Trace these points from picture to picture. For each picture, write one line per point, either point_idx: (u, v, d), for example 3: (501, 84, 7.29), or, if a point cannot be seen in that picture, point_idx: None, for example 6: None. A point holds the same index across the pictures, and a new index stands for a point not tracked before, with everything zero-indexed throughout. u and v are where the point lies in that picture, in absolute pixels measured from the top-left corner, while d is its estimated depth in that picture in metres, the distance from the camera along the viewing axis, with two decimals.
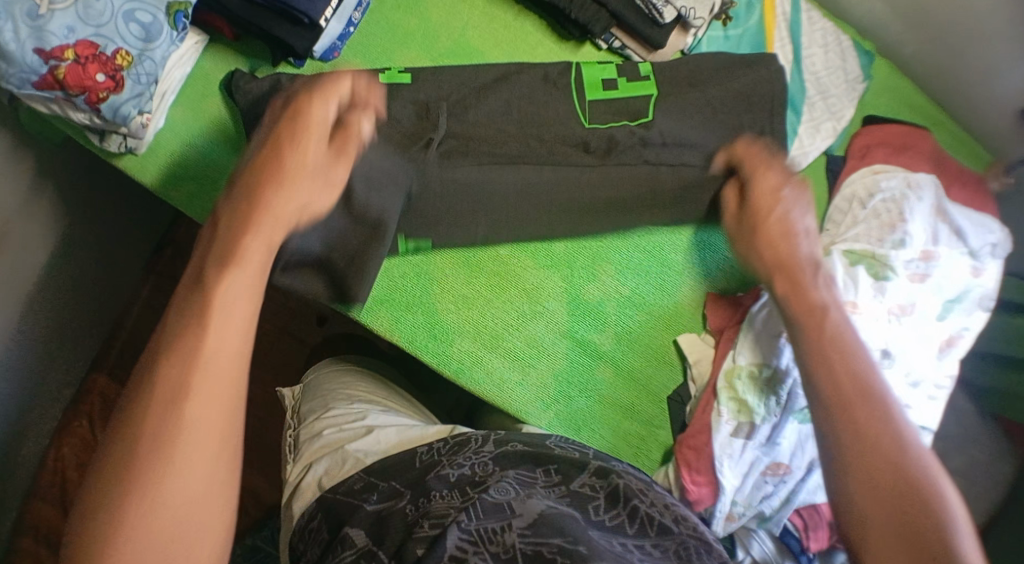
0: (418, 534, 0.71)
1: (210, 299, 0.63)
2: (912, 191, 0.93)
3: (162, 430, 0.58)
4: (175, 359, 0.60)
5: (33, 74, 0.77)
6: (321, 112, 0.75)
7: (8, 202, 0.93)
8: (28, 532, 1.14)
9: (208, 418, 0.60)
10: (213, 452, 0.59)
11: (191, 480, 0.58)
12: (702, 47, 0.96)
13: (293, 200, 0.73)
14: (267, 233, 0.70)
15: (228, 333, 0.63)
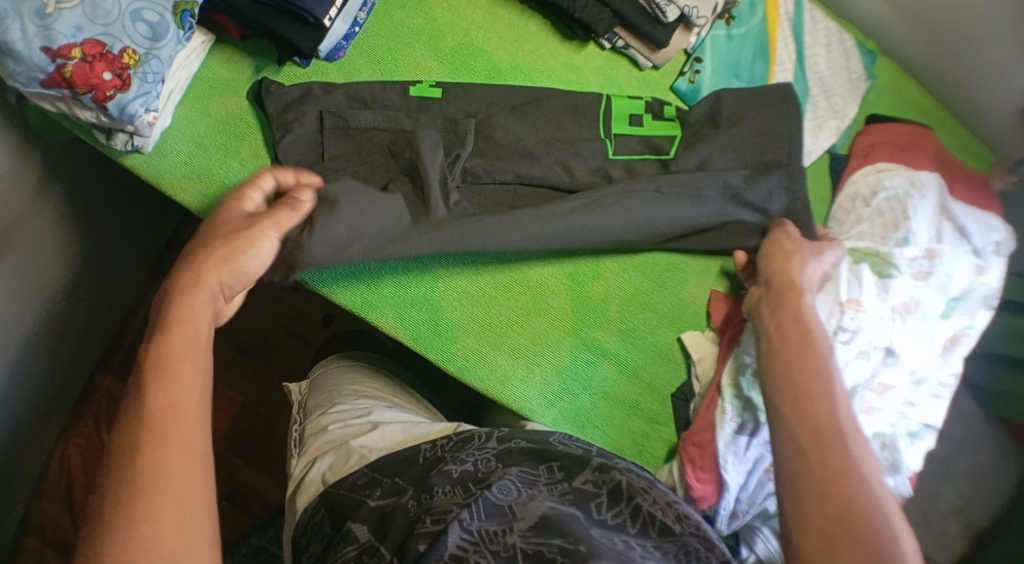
0: (420, 529, 0.71)
1: (146, 394, 0.67)
2: (915, 189, 0.93)
3: (133, 446, 0.64)
4: (127, 455, 0.64)
5: (41, 72, 0.77)
6: (251, 199, 0.78)
7: (16, 200, 0.94)
8: (33, 532, 1.16)
9: (165, 425, 0.66)
10: (176, 459, 0.64)
11: (165, 494, 0.63)
12: (706, 48, 0.95)
13: (212, 254, 0.74)
14: (188, 306, 0.72)
15: (167, 390, 0.67)
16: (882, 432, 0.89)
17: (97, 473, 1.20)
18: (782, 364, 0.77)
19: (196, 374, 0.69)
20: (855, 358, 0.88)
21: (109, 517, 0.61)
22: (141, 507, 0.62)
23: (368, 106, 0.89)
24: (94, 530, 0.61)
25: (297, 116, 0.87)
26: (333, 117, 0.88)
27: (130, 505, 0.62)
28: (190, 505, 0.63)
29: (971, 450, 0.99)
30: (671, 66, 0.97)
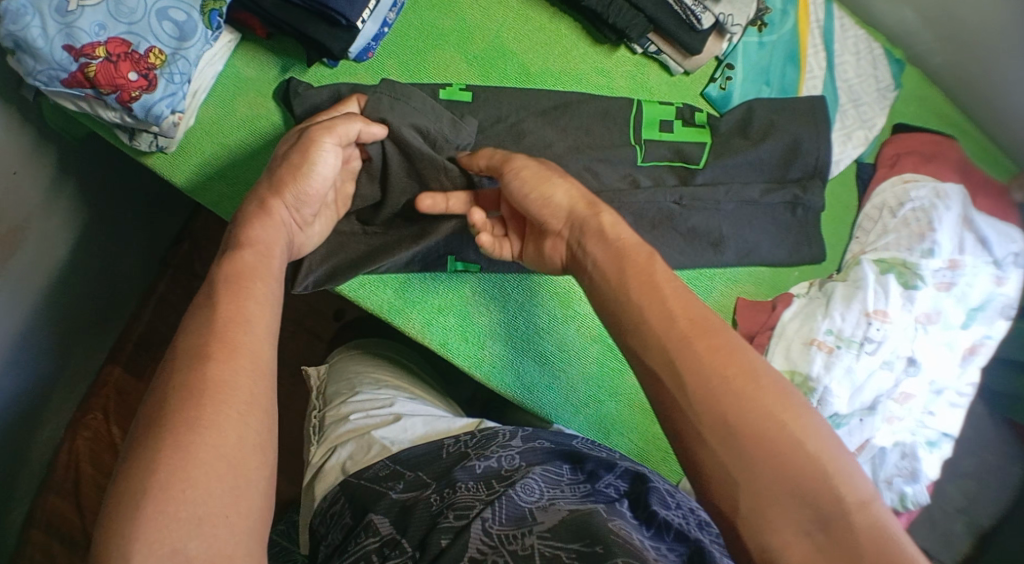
0: (443, 524, 0.72)
1: (215, 305, 0.65)
2: (940, 200, 0.93)
3: (202, 347, 0.63)
4: (196, 356, 0.62)
5: (63, 72, 0.76)
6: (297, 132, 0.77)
7: (31, 198, 0.92)
8: (40, 525, 1.11)
9: (234, 336, 0.64)
10: (241, 374, 0.62)
11: (228, 405, 0.61)
12: (737, 54, 0.94)
13: (278, 186, 0.73)
14: (260, 232, 0.71)
15: (238, 303, 0.66)
16: (901, 441, 0.91)
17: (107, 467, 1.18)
18: (642, 295, 0.66)
19: (268, 291, 0.68)
20: (880, 368, 0.88)
21: (170, 423, 0.59)
22: (205, 418, 0.60)
23: None
24: (150, 431, 0.59)
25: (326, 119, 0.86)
26: None
27: (191, 411, 0.60)
28: (248, 413, 0.61)
29: (979, 455, 1.00)
30: (702, 71, 0.96)
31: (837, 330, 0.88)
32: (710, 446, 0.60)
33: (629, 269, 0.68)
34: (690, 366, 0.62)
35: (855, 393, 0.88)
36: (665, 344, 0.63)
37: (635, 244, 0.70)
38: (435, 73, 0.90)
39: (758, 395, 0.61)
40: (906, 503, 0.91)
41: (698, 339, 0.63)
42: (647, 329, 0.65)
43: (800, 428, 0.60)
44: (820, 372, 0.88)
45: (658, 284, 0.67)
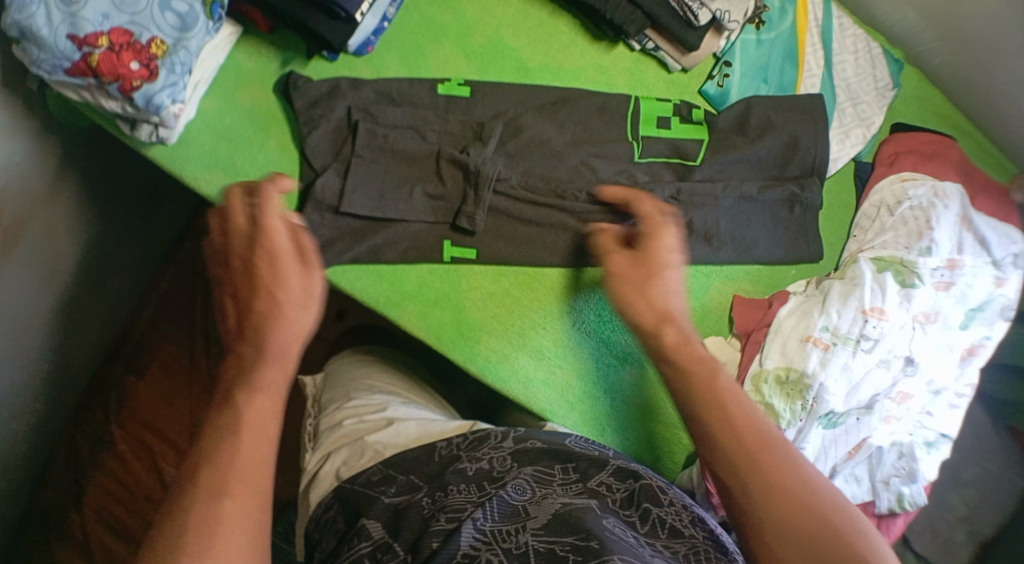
0: (434, 527, 0.71)
1: (225, 434, 0.63)
2: (939, 199, 0.93)
3: (201, 479, 0.60)
4: (198, 487, 0.60)
5: (66, 61, 0.77)
6: (271, 215, 0.74)
7: (34, 190, 0.93)
8: (39, 521, 1.15)
9: (242, 469, 0.61)
10: (259, 463, 0.63)
11: (230, 535, 0.58)
12: (735, 52, 0.94)
13: (287, 290, 0.71)
14: (272, 352, 0.69)
15: (258, 443, 0.63)
16: (900, 441, 0.91)
17: (108, 464, 1.20)
18: (699, 401, 0.69)
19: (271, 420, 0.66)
20: (878, 367, 0.88)
21: (175, 550, 0.56)
22: (203, 547, 0.57)
23: (395, 104, 0.89)
24: (152, 554, 0.57)
25: (326, 112, 0.87)
26: (361, 113, 0.88)
27: (193, 542, 0.57)
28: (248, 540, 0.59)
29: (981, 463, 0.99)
30: (701, 68, 0.96)
31: (833, 327, 0.87)
32: (779, 557, 0.61)
33: (699, 381, 0.70)
34: (752, 480, 0.64)
35: (851, 392, 0.87)
36: (726, 456, 0.66)
37: (700, 360, 0.71)
38: (434, 68, 0.91)
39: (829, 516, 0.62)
40: (904, 503, 0.92)
41: (768, 459, 0.65)
42: (715, 439, 0.67)
43: (864, 548, 0.60)
44: (816, 369, 0.86)
45: (726, 397, 0.68)
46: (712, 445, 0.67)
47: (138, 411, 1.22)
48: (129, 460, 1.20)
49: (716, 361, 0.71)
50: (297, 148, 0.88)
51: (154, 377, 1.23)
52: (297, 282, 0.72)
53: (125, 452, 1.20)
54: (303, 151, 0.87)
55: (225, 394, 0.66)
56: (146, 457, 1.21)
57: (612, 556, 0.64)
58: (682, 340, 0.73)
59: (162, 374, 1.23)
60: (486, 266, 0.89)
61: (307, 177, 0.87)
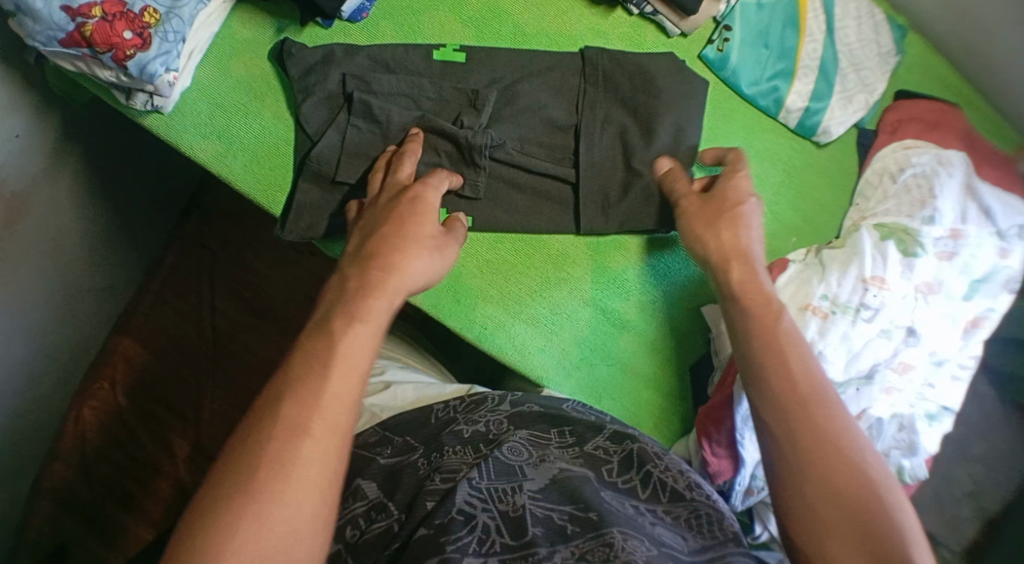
0: (429, 487, 0.71)
1: (306, 371, 0.63)
2: (943, 167, 0.92)
3: (278, 415, 0.61)
4: (273, 424, 0.61)
5: (60, 32, 0.77)
6: (408, 167, 0.81)
7: (36, 162, 0.93)
8: (46, 494, 1.14)
9: (329, 408, 0.62)
10: (338, 405, 0.63)
11: (309, 476, 0.60)
12: (735, 17, 0.93)
13: (408, 234, 0.74)
14: (360, 304, 0.68)
15: (346, 384, 0.64)
16: (900, 412, 0.88)
17: (115, 436, 1.20)
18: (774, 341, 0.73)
19: (355, 360, 0.65)
20: (879, 337, 0.87)
21: (251, 482, 0.58)
22: (278, 482, 0.59)
23: (390, 71, 0.88)
24: (223, 485, 0.59)
25: (320, 79, 0.87)
26: (356, 80, 0.87)
27: (266, 479, 0.59)
28: (318, 479, 0.60)
29: (988, 439, 0.95)
30: (700, 34, 0.95)
31: (832, 296, 0.87)
32: (806, 499, 0.66)
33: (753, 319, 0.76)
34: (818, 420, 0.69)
35: (852, 360, 0.87)
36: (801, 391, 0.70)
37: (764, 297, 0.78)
38: (429, 35, 0.91)
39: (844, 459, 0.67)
40: (904, 476, 0.87)
41: (816, 407, 0.69)
42: (767, 380, 0.71)
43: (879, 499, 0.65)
44: (815, 337, 0.86)
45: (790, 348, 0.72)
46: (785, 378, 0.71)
47: (145, 383, 1.22)
48: (137, 431, 1.21)
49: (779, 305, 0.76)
50: (293, 115, 0.88)
51: (161, 349, 1.23)
52: (431, 225, 0.76)
53: (132, 423, 1.21)
54: (297, 118, 0.87)
55: (314, 327, 0.67)
56: (154, 429, 1.22)
57: (610, 526, 0.63)
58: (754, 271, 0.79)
59: (170, 345, 1.24)
60: (486, 238, 0.89)
61: (303, 144, 0.87)
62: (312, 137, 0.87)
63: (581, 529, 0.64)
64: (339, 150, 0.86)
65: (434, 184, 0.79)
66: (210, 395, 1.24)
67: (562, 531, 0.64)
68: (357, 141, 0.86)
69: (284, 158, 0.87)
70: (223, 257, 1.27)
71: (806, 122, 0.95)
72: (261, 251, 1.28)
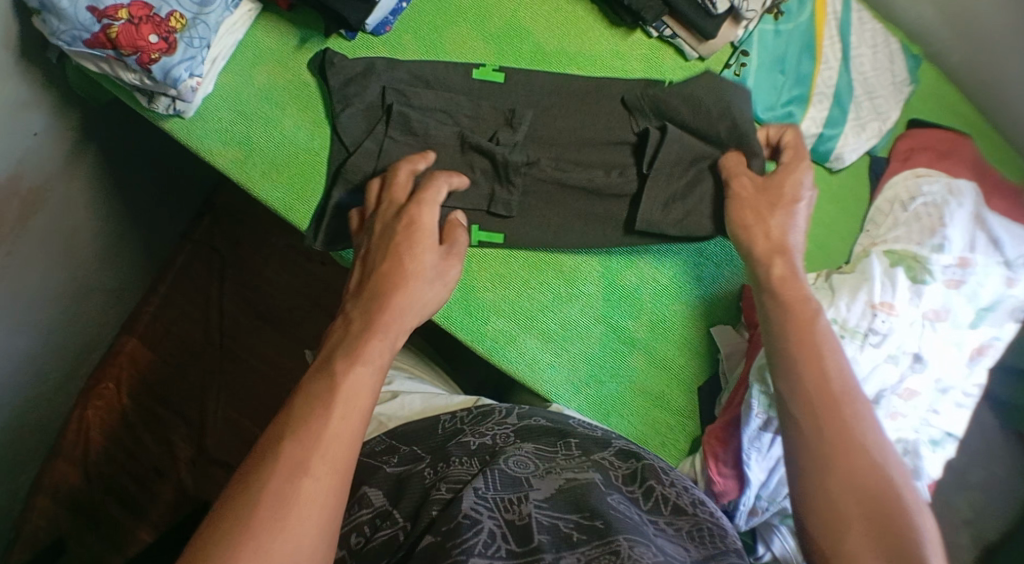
0: (435, 496, 0.71)
1: (308, 413, 0.64)
2: (953, 196, 0.93)
3: (277, 452, 0.62)
4: (274, 461, 0.62)
5: (86, 32, 0.77)
6: (404, 179, 0.81)
7: (53, 161, 0.94)
8: (46, 492, 1.15)
9: (330, 446, 0.63)
10: (337, 440, 0.64)
11: (309, 510, 0.60)
12: (753, 42, 0.94)
13: (410, 268, 0.75)
14: (363, 343, 0.70)
15: (347, 420, 0.65)
16: (904, 437, 0.88)
17: (117, 436, 1.20)
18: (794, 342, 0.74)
19: (357, 397, 0.66)
20: (886, 361, 0.88)
21: (249, 521, 0.59)
22: (279, 517, 0.59)
23: (430, 87, 0.90)
24: (222, 522, 0.59)
25: (359, 90, 0.88)
26: (395, 93, 0.88)
27: (269, 515, 0.59)
28: (321, 513, 0.61)
29: (986, 466, 0.97)
30: (717, 57, 0.96)
31: (841, 320, 0.88)
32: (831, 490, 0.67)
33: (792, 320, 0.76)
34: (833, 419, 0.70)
35: (857, 385, 0.87)
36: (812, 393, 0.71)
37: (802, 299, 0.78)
38: (451, 50, 0.92)
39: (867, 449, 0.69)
40: None
41: (829, 404, 0.70)
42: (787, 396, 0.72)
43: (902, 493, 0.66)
44: None
45: (821, 340, 0.74)
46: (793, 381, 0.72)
47: (150, 384, 1.22)
48: (138, 432, 1.21)
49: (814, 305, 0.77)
50: (331, 127, 0.89)
51: (167, 351, 1.24)
52: (432, 253, 0.77)
53: (135, 423, 1.21)
54: (335, 128, 0.88)
55: (317, 370, 0.68)
56: (156, 430, 1.22)
57: (617, 534, 0.63)
58: (789, 272, 0.79)
59: (176, 347, 1.24)
60: (500, 253, 0.90)
61: (338, 156, 0.88)
62: (349, 148, 0.87)
63: (587, 537, 0.64)
64: (374, 161, 0.86)
65: (430, 201, 0.79)
66: (214, 399, 1.24)
67: (569, 539, 0.65)
68: (392, 154, 0.87)
69: (301, 167, 0.88)
70: (233, 261, 1.28)
71: (819, 148, 0.96)
72: (272, 257, 1.29)
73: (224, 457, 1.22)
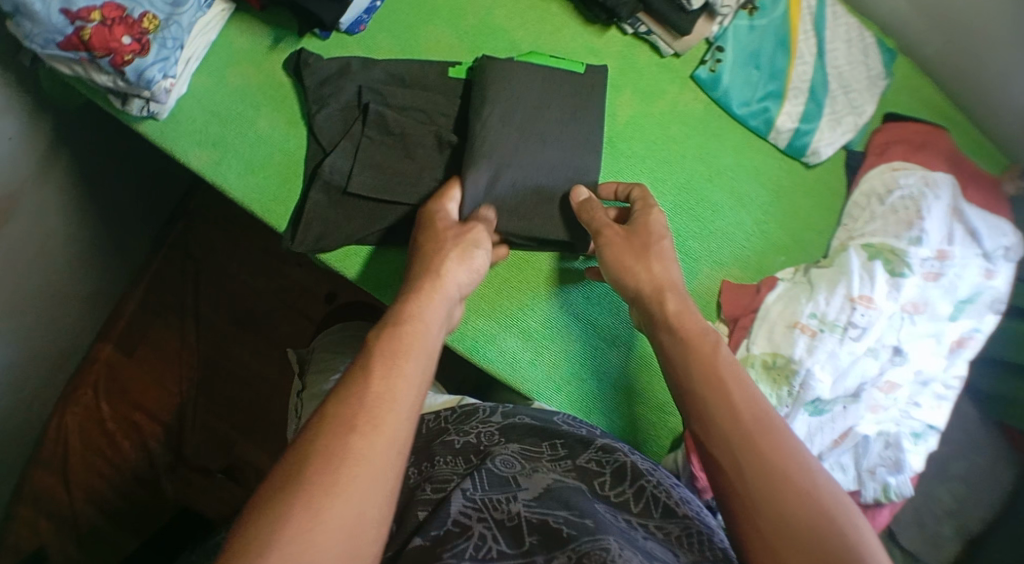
0: (421, 497, 0.73)
1: (365, 376, 0.65)
2: (930, 189, 0.93)
3: (334, 416, 0.62)
4: (328, 423, 0.62)
5: (58, 35, 0.76)
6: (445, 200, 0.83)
7: (27, 165, 0.93)
8: (28, 501, 1.14)
9: (383, 409, 0.63)
10: (394, 405, 0.64)
11: (361, 471, 0.60)
12: (727, 37, 0.95)
13: (453, 257, 0.76)
14: (415, 316, 0.71)
15: (402, 387, 0.65)
16: (887, 430, 0.89)
17: (96, 443, 1.18)
18: (701, 381, 0.71)
19: (416, 368, 0.67)
20: (867, 354, 0.88)
21: (300, 478, 0.58)
22: (332, 478, 0.59)
23: (406, 84, 0.89)
24: (275, 481, 0.59)
25: (335, 90, 0.87)
26: (372, 93, 0.88)
27: (323, 474, 0.59)
28: (375, 474, 0.60)
29: (970, 457, 0.96)
30: (692, 55, 0.97)
31: (820, 314, 0.89)
32: (751, 507, 0.63)
33: (695, 358, 0.72)
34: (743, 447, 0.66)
35: (838, 378, 0.88)
36: (720, 424, 0.68)
37: (702, 334, 0.74)
38: (426, 49, 0.92)
39: (779, 456, 0.65)
40: (890, 494, 0.88)
41: (756, 431, 0.67)
42: (705, 415, 0.69)
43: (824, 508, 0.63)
44: (803, 355, 0.88)
45: (722, 368, 0.71)
46: (707, 412, 0.69)
47: (129, 390, 1.21)
48: (118, 439, 1.19)
49: (715, 338, 0.74)
50: (306, 127, 0.88)
51: (146, 356, 1.22)
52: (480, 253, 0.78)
53: (114, 431, 1.19)
54: (311, 128, 0.88)
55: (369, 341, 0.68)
56: (135, 437, 1.20)
57: (607, 534, 0.62)
58: (683, 307, 0.77)
59: (154, 354, 1.23)
60: None
61: (315, 156, 0.87)
62: (327, 149, 0.87)
63: (577, 533, 0.63)
64: (352, 163, 0.86)
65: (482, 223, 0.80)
66: (193, 404, 1.23)
67: (558, 533, 0.63)
68: (369, 153, 0.86)
69: (275, 168, 0.87)
70: (212, 265, 1.27)
71: (796, 142, 0.97)
72: (251, 261, 1.27)
73: (205, 463, 1.22)
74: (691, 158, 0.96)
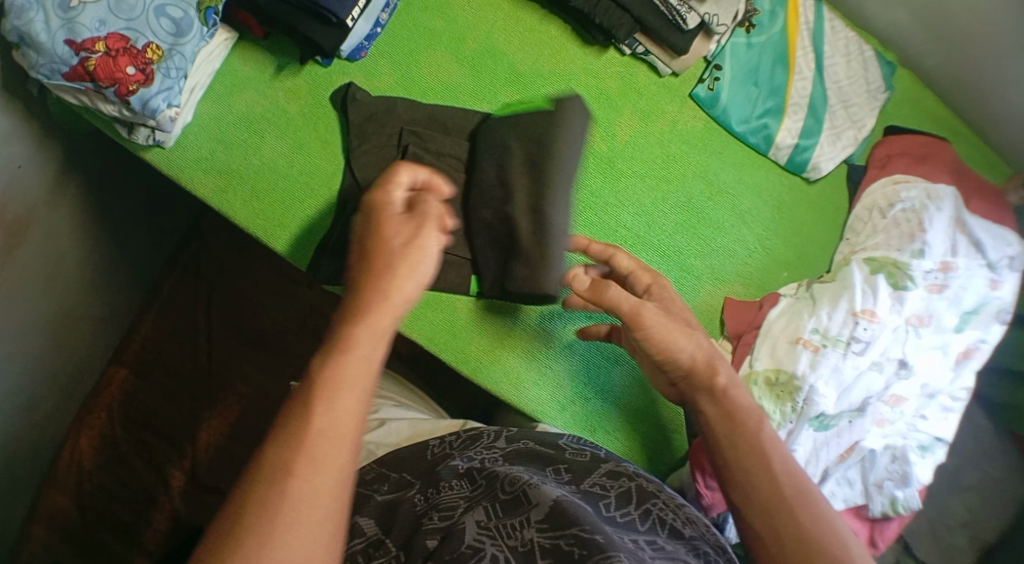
0: (427, 526, 0.71)
1: (308, 410, 0.57)
2: (932, 201, 0.93)
3: (285, 458, 0.56)
4: (266, 463, 0.56)
5: (64, 65, 0.78)
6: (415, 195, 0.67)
7: (36, 192, 0.94)
8: (42, 521, 1.15)
9: (326, 445, 0.57)
10: (344, 442, 0.57)
11: (303, 519, 0.55)
12: (726, 56, 0.95)
13: (396, 263, 0.62)
14: (357, 330, 0.60)
15: (344, 414, 0.58)
16: (893, 444, 0.88)
17: (110, 464, 1.20)
18: (740, 449, 0.70)
19: (358, 394, 0.59)
20: (872, 369, 0.88)
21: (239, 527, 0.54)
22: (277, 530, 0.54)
23: (446, 131, 0.91)
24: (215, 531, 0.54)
25: (379, 128, 0.90)
26: (412, 135, 0.90)
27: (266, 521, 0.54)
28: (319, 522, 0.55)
29: (979, 467, 0.96)
30: (692, 72, 0.97)
31: (823, 329, 0.88)
32: None
33: (739, 429, 0.71)
34: (784, 520, 0.66)
35: (844, 393, 0.87)
36: (760, 490, 0.68)
37: (749, 410, 0.73)
38: (427, 73, 0.93)
39: (818, 529, 0.65)
40: (897, 507, 0.88)
41: (799, 504, 0.67)
42: (746, 485, 0.69)
43: None
44: (807, 370, 0.87)
45: (764, 444, 0.71)
46: (748, 479, 0.69)
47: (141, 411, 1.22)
48: (131, 460, 1.21)
49: (759, 414, 0.73)
50: (343, 158, 0.90)
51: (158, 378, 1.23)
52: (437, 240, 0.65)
53: (128, 452, 1.21)
54: (348, 160, 0.89)
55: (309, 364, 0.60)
56: (148, 457, 1.21)
57: (614, 551, 0.63)
58: (733, 381, 0.75)
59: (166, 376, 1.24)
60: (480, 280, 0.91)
61: (351, 190, 0.89)
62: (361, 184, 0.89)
63: (587, 552, 0.63)
64: None
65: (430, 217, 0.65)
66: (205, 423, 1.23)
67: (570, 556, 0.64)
68: None
69: (281, 194, 0.89)
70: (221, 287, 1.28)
71: (796, 158, 0.97)
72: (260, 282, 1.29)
73: (218, 483, 1.22)
74: (692, 176, 0.96)
